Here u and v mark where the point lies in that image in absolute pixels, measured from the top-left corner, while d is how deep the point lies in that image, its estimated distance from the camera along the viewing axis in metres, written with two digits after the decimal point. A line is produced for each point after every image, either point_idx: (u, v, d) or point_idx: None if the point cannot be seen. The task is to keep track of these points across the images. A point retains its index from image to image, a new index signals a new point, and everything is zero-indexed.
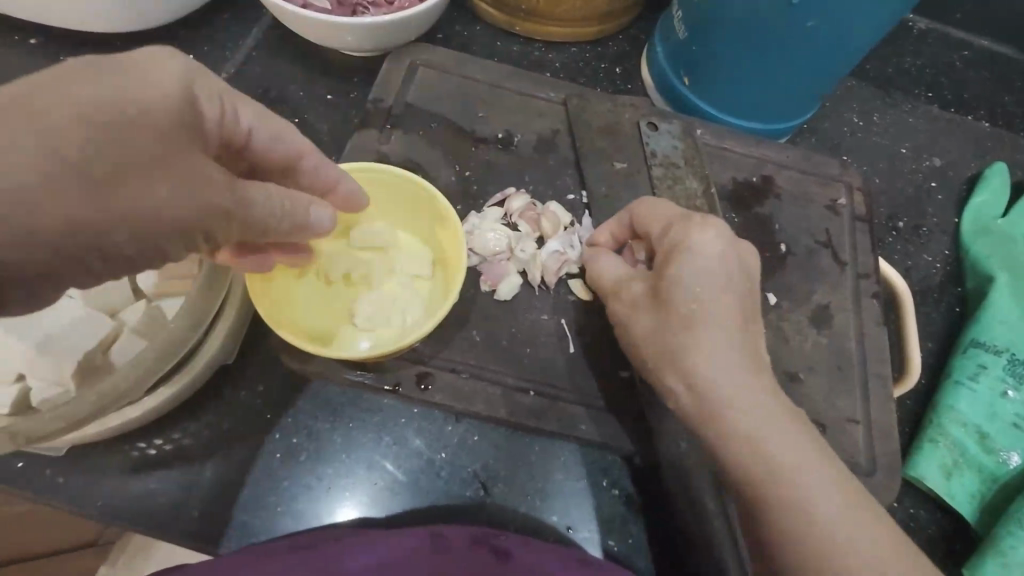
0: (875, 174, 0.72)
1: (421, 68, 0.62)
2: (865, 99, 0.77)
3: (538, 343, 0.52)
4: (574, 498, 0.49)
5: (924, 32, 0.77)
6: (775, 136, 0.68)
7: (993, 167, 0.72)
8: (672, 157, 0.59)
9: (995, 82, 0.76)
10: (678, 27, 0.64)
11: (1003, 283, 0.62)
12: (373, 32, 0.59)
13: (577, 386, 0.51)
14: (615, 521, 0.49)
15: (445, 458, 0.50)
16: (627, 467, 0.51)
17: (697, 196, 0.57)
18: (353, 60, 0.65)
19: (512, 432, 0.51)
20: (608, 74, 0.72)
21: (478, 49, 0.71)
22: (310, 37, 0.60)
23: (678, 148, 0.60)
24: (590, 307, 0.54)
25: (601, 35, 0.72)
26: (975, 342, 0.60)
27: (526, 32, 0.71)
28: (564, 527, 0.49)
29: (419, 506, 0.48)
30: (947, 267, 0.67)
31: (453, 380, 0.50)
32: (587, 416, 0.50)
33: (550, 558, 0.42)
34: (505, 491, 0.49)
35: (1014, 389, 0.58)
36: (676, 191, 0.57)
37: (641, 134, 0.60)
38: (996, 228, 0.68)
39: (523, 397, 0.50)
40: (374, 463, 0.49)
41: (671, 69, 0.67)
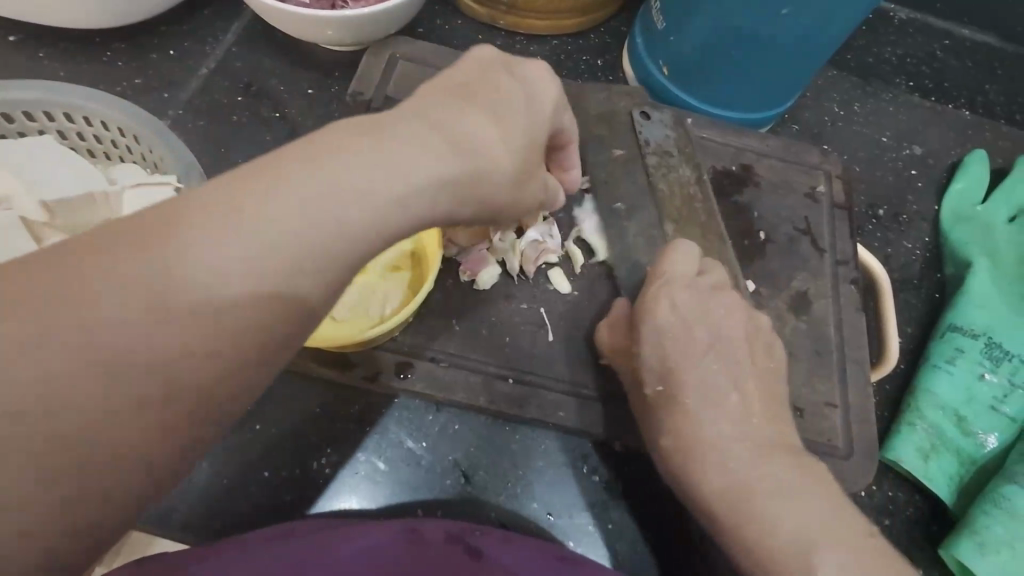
0: (855, 162, 0.72)
1: (401, 62, 0.62)
2: (845, 90, 0.78)
3: (518, 332, 0.52)
4: (555, 486, 0.50)
5: (904, 21, 0.76)
6: (756, 125, 0.68)
7: (973, 154, 0.73)
8: (666, 146, 0.59)
9: (976, 69, 0.77)
10: (656, 19, 0.64)
11: (981, 268, 0.63)
12: (352, 25, 0.59)
13: (556, 374, 0.51)
14: (595, 508, 0.50)
15: (426, 448, 0.50)
16: (608, 454, 0.51)
17: (689, 184, 0.57)
18: (334, 55, 0.65)
19: (493, 421, 0.51)
20: (590, 66, 0.72)
21: (459, 42, 0.71)
22: (289, 31, 0.60)
23: (671, 137, 0.60)
24: (569, 295, 0.54)
25: (582, 28, 0.73)
26: (953, 327, 0.60)
27: (507, 25, 0.71)
28: (545, 515, 0.49)
29: (401, 496, 0.49)
30: (927, 254, 0.68)
31: (432, 369, 0.50)
32: (567, 403, 0.50)
33: (526, 557, 0.43)
34: (486, 480, 0.50)
35: (991, 372, 0.59)
36: (672, 179, 0.57)
37: (635, 124, 0.59)
38: (974, 214, 0.69)
39: (501, 385, 0.50)
40: (356, 453, 0.50)
41: (650, 60, 0.67)
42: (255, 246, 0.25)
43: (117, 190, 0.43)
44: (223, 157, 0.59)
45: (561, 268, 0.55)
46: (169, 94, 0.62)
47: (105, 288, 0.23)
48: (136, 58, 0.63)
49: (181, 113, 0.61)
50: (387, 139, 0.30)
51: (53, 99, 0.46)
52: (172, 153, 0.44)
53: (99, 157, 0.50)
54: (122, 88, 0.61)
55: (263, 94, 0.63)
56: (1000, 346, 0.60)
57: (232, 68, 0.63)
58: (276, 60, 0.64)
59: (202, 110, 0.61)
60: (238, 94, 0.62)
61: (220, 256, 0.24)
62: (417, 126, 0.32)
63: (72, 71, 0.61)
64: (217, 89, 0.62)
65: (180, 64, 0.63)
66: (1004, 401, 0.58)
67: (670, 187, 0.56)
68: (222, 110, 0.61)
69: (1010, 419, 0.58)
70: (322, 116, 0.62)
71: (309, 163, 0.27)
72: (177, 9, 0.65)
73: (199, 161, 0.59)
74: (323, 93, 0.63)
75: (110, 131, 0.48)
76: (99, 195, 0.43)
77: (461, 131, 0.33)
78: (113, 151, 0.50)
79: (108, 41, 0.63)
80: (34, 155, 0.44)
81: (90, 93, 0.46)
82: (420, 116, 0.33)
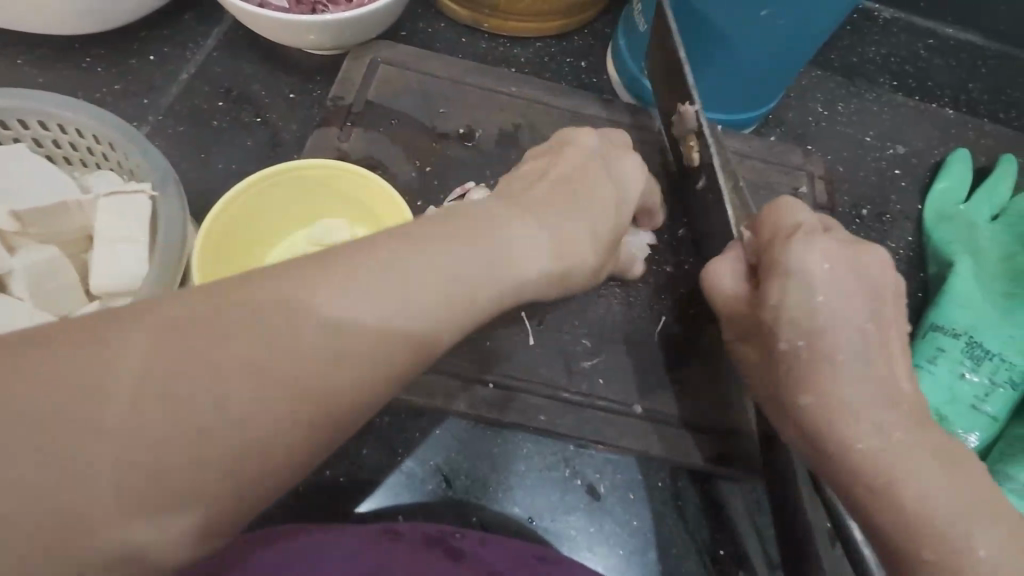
0: (839, 162, 0.73)
1: (382, 66, 0.62)
2: (829, 89, 0.78)
3: (499, 335, 0.52)
4: (536, 489, 0.50)
5: (889, 21, 0.76)
6: (738, 126, 0.69)
7: (956, 153, 0.73)
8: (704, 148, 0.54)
9: (960, 68, 0.77)
10: (638, 20, 0.64)
11: (963, 267, 0.63)
12: (331, 30, 0.59)
13: (536, 377, 0.51)
14: (576, 510, 0.50)
15: (407, 453, 0.50)
16: (589, 457, 0.51)
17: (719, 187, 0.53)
18: (316, 59, 0.65)
19: (474, 425, 0.51)
20: (573, 67, 0.72)
21: (442, 45, 0.71)
22: (270, 36, 0.60)
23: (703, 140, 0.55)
24: (550, 299, 0.54)
25: (566, 30, 0.73)
26: (935, 326, 0.60)
27: (490, 27, 0.71)
28: (526, 518, 0.49)
29: (382, 501, 0.49)
30: (909, 253, 0.68)
31: (412, 374, 0.50)
32: (547, 406, 0.50)
33: (503, 557, 0.43)
34: (467, 484, 0.50)
35: (972, 371, 0.59)
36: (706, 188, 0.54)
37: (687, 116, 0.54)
38: (957, 213, 0.69)
39: (482, 390, 0.50)
40: (336, 460, 0.50)
41: (632, 62, 0.67)
42: (370, 310, 0.30)
43: (92, 198, 0.43)
44: (203, 162, 0.59)
45: None
46: (149, 99, 0.61)
47: (201, 350, 0.26)
48: (115, 63, 0.62)
49: (161, 118, 0.61)
50: (492, 241, 0.37)
51: (24, 107, 0.46)
52: (146, 160, 0.44)
53: (75, 164, 0.50)
54: (101, 93, 0.61)
55: (244, 99, 0.62)
56: (981, 346, 0.60)
57: (213, 73, 0.63)
58: (258, 64, 0.64)
59: (182, 115, 0.61)
60: (219, 98, 0.62)
61: (337, 323, 0.29)
62: (529, 225, 0.40)
63: (51, 78, 0.61)
64: (198, 94, 0.62)
65: (161, 69, 0.63)
66: (984, 400, 0.58)
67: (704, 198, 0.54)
68: (202, 115, 0.61)
69: (990, 418, 0.58)
70: (303, 121, 0.62)
71: (448, 255, 0.34)
72: (157, 14, 0.65)
73: (180, 167, 0.59)
74: (305, 97, 0.63)
75: (86, 139, 0.47)
76: (73, 204, 0.43)
77: (558, 229, 0.41)
78: (89, 158, 0.50)
79: (88, 47, 0.63)
80: (6, 164, 0.43)
81: (64, 101, 0.46)
82: (541, 215, 0.41)
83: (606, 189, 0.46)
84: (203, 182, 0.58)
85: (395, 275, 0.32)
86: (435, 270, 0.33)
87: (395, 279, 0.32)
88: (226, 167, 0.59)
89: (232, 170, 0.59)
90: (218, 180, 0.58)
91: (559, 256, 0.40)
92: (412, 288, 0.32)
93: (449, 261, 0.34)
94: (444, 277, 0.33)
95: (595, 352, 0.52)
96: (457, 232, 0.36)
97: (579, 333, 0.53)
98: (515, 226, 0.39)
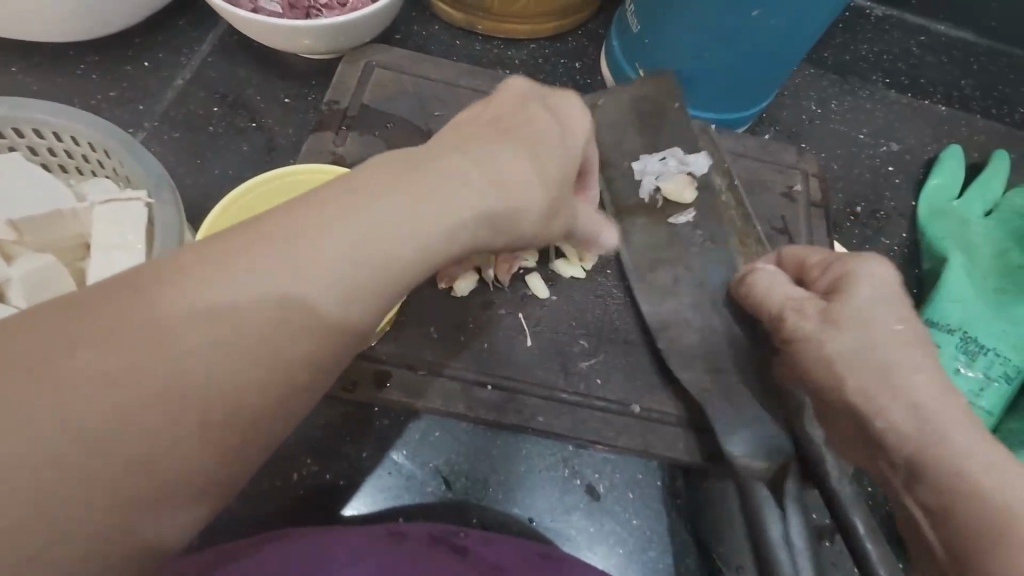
0: (833, 160, 0.73)
1: (377, 69, 0.62)
2: (823, 87, 0.78)
3: (497, 337, 0.52)
4: (537, 490, 0.50)
5: (881, 18, 0.77)
6: (732, 125, 0.69)
7: (948, 150, 0.74)
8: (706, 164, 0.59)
9: (952, 65, 0.78)
10: (631, 21, 0.65)
11: (957, 263, 0.64)
12: (325, 34, 0.59)
13: (534, 378, 0.51)
14: (575, 511, 0.50)
15: (407, 456, 0.50)
16: (589, 456, 0.51)
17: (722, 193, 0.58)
18: (311, 63, 0.65)
19: (473, 427, 0.51)
20: (568, 69, 0.72)
21: (436, 47, 0.71)
22: (264, 41, 0.60)
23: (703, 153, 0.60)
24: (547, 300, 0.54)
25: (559, 31, 0.73)
26: (929, 322, 0.61)
27: (484, 30, 0.71)
28: (526, 518, 0.49)
29: (384, 504, 0.49)
30: (904, 249, 0.68)
31: (411, 377, 0.50)
32: (546, 408, 0.50)
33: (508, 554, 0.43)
34: (467, 486, 0.50)
35: (967, 366, 0.60)
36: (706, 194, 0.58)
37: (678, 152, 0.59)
38: (950, 209, 0.69)
39: (481, 392, 0.50)
40: (338, 463, 0.50)
41: (626, 62, 0.67)
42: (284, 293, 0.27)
43: (88, 206, 0.43)
44: (199, 167, 0.59)
45: (539, 273, 0.55)
46: (144, 105, 0.61)
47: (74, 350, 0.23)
48: (110, 70, 0.62)
49: (157, 125, 0.61)
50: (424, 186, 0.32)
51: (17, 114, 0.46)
52: (141, 167, 0.44)
53: (71, 172, 0.50)
54: (96, 100, 0.61)
55: (240, 104, 0.63)
56: (976, 341, 0.61)
57: (208, 79, 0.63)
58: (253, 69, 0.64)
59: (178, 121, 0.61)
60: (214, 104, 0.62)
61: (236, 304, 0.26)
62: (466, 169, 0.35)
63: (46, 85, 0.61)
64: (193, 99, 0.62)
65: (156, 75, 0.63)
66: (980, 394, 0.59)
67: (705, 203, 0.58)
68: (198, 121, 0.61)
69: (986, 413, 0.58)
70: (299, 125, 0.62)
71: (360, 212, 0.29)
72: (151, 20, 0.65)
73: (176, 173, 0.59)
74: (300, 102, 0.63)
75: (80, 146, 0.47)
76: (68, 212, 0.44)
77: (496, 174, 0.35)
78: (85, 166, 0.50)
79: (83, 54, 0.63)
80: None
81: (57, 109, 0.45)
82: (473, 157, 0.36)
83: (547, 129, 0.39)
84: (200, 188, 0.58)
85: (301, 249, 0.28)
86: (349, 231, 0.29)
87: (305, 252, 0.28)
88: (222, 173, 0.59)
89: (229, 176, 0.59)
90: (215, 185, 0.59)
91: (502, 192, 0.35)
92: (322, 253, 0.28)
93: (363, 217, 0.29)
94: (361, 236, 0.29)
95: (593, 353, 0.52)
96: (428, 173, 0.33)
97: (577, 334, 0.53)
98: (446, 170, 0.34)
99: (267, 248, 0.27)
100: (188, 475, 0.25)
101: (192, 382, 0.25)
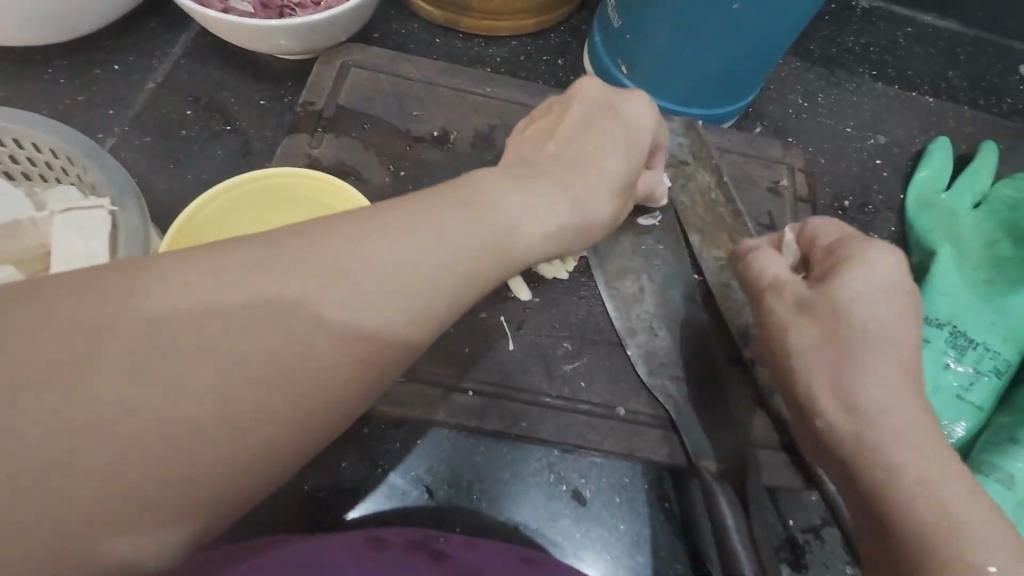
0: (820, 154, 0.72)
1: (353, 69, 0.61)
2: (809, 81, 0.77)
3: (479, 341, 0.51)
4: (521, 497, 0.49)
5: (868, 10, 0.79)
6: (717, 121, 0.68)
7: (935, 142, 0.73)
8: (681, 155, 0.58)
9: (940, 55, 0.79)
10: (612, 16, 0.64)
11: (945, 256, 0.63)
12: (298, 34, 0.57)
13: (517, 383, 0.50)
14: (560, 516, 0.49)
15: (388, 464, 0.49)
16: (573, 461, 0.50)
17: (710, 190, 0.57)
18: (287, 64, 0.64)
19: (457, 434, 0.50)
20: (550, 66, 0.71)
21: (416, 46, 0.70)
22: (236, 41, 0.59)
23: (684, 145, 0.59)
24: (530, 302, 0.53)
25: (541, 28, 0.72)
26: (918, 317, 0.60)
27: (463, 27, 0.70)
28: (510, 525, 0.48)
29: (365, 513, 0.48)
30: (892, 243, 0.68)
31: (391, 386, 0.48)
32: (528, 412, 0.49)
33: (490, 559, 0.42)
34: (450, 494, 0.49)
35: (957, 361, 0.59)
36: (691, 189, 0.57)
37: None
38: (938, 202, 0.69)
39: (461, 398, 0.49)
40: (318, 471, 0.49)
41: (609, 58, 0.66)
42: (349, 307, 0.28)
43: (48, 215, 0.42)
44: (172, 173, 0.58)
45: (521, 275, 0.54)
46: (115, 110, 0.60)
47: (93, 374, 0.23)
48: (79, 74, 0.61)
49: (128, 129, 0.59)
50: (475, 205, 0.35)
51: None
52: (106, 174, 0.43)
53: (35, 180, 0.49)
54: (64, 105, 0.59)
55: (213, 107, 0.61)
56: (965, 335, 0.60)
57: (181, 81, 0.62)
58: (227, 71, 0.63)
59: (150, 125, 0.60)
60: (187, 107, 0.61)
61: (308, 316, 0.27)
62: (510, 191, 0.37)
63: (12, 90, 0.59)
64: (166, 103, 0.61)
65: (127, 78, 0.61)
66: (970, 389, 0.58)
67: (690, 199, 0.56)
68: (170, 125, 0.60)
69: (976, 408, 0.58)
70: (275, 128, 0.61)
71: (425, 232, 0.32)
72: (122, 23, 0.64)
73: (148, 178, 0.57)
74: (276, 104, 0.62)
75: (43, 153, 0.46)
76: (27, 221, 0.42)
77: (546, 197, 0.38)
78: (49, 174, 0.48)
79: (50, 58, 0.61)
80: None
81: (18, 116, 0.44)
82: (514, 181, 0.38)
83: (598, 147, 0.43)
84: (173, 193, 0.57)
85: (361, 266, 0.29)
86: (408, 246, 0.31)
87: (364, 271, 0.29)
88: (196, 178, 0.58)
89: (203, 181, 0.58)
90: (189, 190, 0.57)
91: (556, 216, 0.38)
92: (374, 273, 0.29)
93: (424, 236, 0.31)
94: (419, 251, 0.31)
95: (576, 355, 0.51)
96: (472, 194, 0.35)
97: (560, 337, 0.52)
98: (496, 193, 0.36)
99: (320, 268, 0.28)
100: (136, 497, 0.23)
101: (237, 404, 0.25)
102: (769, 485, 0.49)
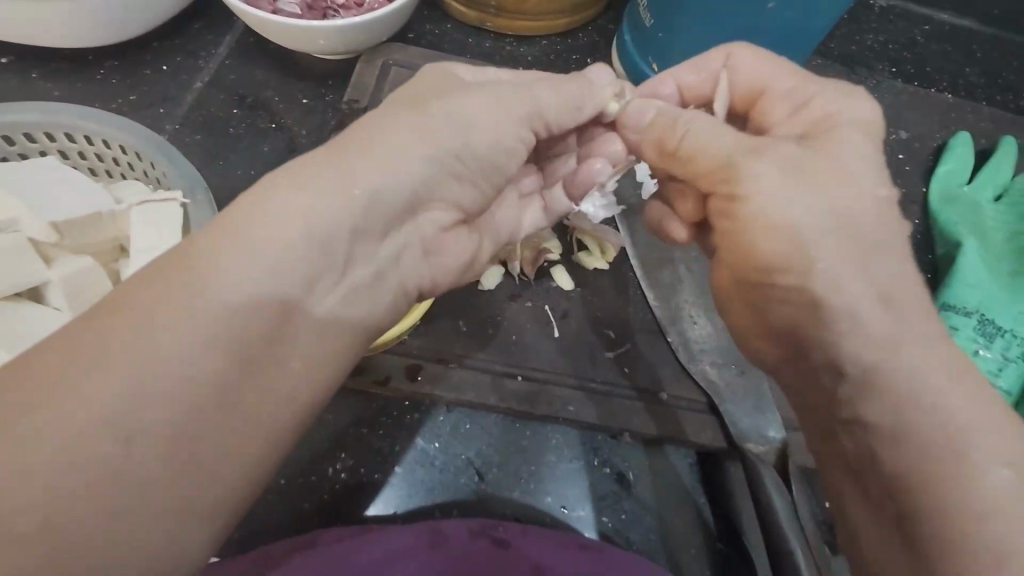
0: None
1: (394, 68, 0.63)
2: (830, 78, 0.79)
3: (524, 330, 0.53)
4: (568, 479, 0.51)
5: (885, 9, 0.77)
6: None
7: (956, 137, 0.75)
8: None
9: (956, 53, 0.78)
10: (644, 16, 0.65)
11: (970, 247, 0.65)
12: (342, 34, 0.59)
13: (563, 369, 0.52)
14: (605, 499, 0.51)
15: (439, 448, 0.51)
16: (617, 445, 0.52)
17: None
18: (328, 64, 0.66)
19: (504, 419, 0.52)
20: (581, 64, 0.73)
21: (450, 45, 0.72)
22: (282, 42, 0.61)
23: None
24: (572, 292, 0.55)
25: (570, 27, 0.74)
26: (946, 306, 0.62)
27: (496, 27, 0.72)
28: (558, 508, 0.50)
29: (419, 496, 0.50)
30: (917, 235, 0.69)
31: (442, 371, 0.50)
32: (575, 397, 0.51)
33: (547, 549, 0.44)
34: (500, 477, 0.50)
35: (985, 348, 0.61)
36: None
37: None
38: (962, 194, 0.70)
39: (510, 383, 0.50)
40: (371, 455, 0.50)
41: (639, 57, 0.68)
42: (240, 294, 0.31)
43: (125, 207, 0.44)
44: (222, 169, 0.60)
45: (563, 265, 0.56)
46: (165, 109, 0.62)
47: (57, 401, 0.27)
48: (129, 74, 0.63)
49: (178, 127, 0.61)
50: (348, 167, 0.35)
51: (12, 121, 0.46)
52: (176, 169, 0.45)
53: (101, 175, 0.51)
54: (117, 105, 0.61)
55: (258, 105, 0.63)
56: (993, 323, 0.62)
57: (226, 81, 0.64)
58: (271, 71, 0.65)
59: (199, 123, 0.62)
60: (234, 106, 0.63)
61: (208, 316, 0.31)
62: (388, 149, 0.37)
63: (66, 90, 0.61)
64: (213, 102, 0.63)
65: (175, 78, 0.63)
66: (999, 374, 0.60)
67: None
68: (218, 123, 0.62)
69: (1005, 393, 0.60)
70: (318, 125, 0.63)
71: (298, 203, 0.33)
72: (167, 25, 0.66)
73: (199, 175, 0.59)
74: (318, 102, 0.64)
75: (112, 149, 0.48)
76: (107, 213, 0.44)
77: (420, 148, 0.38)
78: (115, 169, 0.51)
79: (102, 59, 0.63)
80: (30, 180, 0.43)
81: (93, 114, 0.46)
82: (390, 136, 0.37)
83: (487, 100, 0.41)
84: (222, 188, 0.59)
85: (241, 259, 0.32)
86: (279, 225, 0.33)
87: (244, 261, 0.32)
88: (245, 173, 0.60)
89: (251, 176, 0.60)
90: (239, 186, 0.59)
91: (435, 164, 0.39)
92: (257, 260, 0.32)
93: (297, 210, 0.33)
94: (292, 226, 0.33)
95: (619, 343, 0.53)
96: (346, 154, 0.36)
97: (603, 325, 0.54)
98: (367, 154, 0.36)
99: (208, 271, 0.31)
100: None
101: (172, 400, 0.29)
102: (804, 466, 0.51)
